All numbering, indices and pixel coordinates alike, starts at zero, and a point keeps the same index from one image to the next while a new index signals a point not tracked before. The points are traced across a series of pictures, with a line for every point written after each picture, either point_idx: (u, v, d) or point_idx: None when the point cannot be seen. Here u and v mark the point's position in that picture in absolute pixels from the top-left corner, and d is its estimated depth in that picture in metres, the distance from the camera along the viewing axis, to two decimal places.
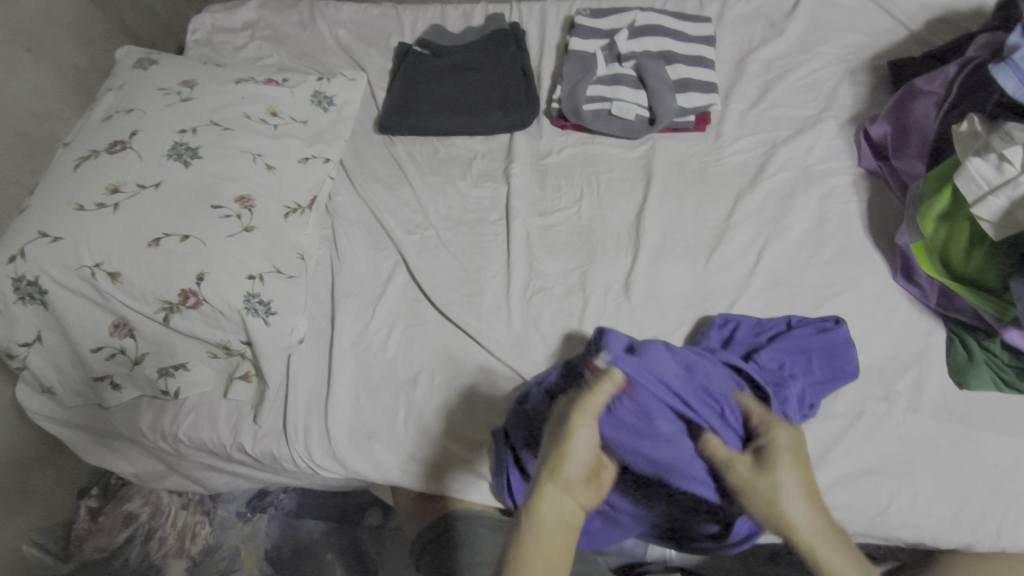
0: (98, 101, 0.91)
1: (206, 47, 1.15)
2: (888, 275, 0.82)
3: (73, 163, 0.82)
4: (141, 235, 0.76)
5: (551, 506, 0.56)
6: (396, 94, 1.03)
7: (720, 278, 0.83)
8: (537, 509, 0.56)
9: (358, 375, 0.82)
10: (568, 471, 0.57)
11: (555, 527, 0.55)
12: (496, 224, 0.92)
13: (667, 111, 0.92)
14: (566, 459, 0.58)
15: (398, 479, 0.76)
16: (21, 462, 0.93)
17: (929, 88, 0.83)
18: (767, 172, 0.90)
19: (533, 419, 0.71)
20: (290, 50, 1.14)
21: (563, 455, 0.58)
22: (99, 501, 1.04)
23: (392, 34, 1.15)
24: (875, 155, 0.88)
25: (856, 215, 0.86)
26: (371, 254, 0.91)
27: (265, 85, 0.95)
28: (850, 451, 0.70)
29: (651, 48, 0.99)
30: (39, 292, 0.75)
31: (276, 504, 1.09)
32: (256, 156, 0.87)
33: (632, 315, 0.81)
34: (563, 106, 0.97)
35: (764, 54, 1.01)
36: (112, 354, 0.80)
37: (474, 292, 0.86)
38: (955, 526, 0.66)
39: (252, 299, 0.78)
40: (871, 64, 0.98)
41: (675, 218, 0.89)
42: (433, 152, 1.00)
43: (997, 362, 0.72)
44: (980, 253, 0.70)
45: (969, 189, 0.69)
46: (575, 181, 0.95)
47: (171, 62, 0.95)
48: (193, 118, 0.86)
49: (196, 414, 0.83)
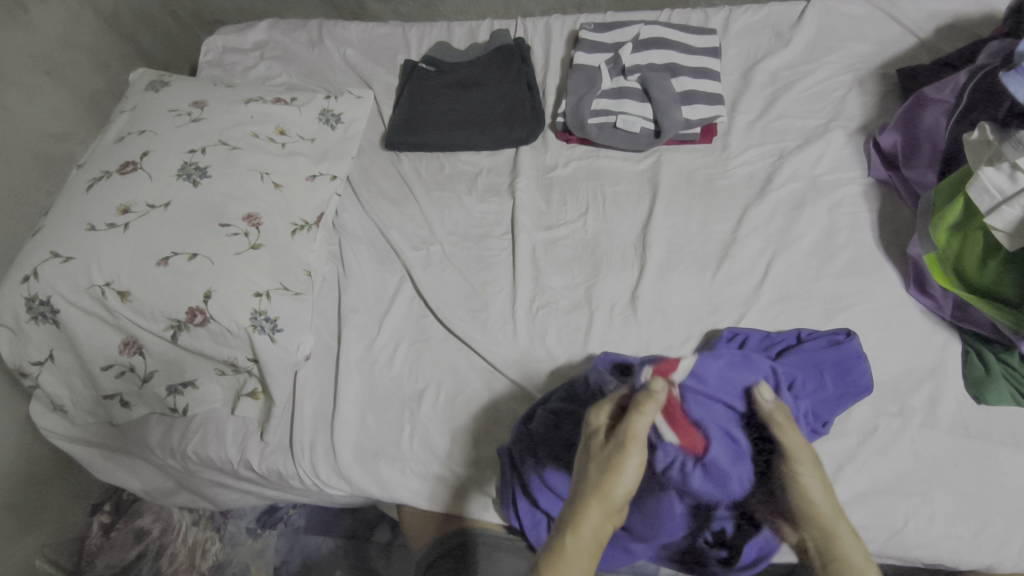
0: (112, 123, 0.93)
1: (219, 68, 1.18)
2: (900, 287, 0.80)
3: (85, 183, 0.83)
4: (150, 254, 0.77)
5: (595, 530, 0.53)
6: (402, 111, 1.04)
7: (728, 291, 0.82)
8: (582, 534, 0.53)
9: (365, 392, 0.82)
10: (615, 497, 0.54)
11: (594, 552, 0.53)
12: (501, 238, 0.92)
13: (673, 124, 0.92)
14: (618, 485, 0.53)
15: (404, 497, 0.76)
16: (35, 479, 0.94)
17: (939, 97, 0.82)
18: (774, 183, 0.89)
19: (535, 441, 0.70)
20: (299, 69, 1.16)
21: (614, 480, 0.53)
22: (111, 517, 1.05)
23: (399, 52, 1.16)
24: (885, 164, 0.87)
25: (867, 225, 0.85)
26: (377, 270, 0.91)
27: (273, 104, 0.97)
28: (863, 469, 0.68)
29: (655, 61, 0.99)
30: (51, 312, 0.77)
31: (286, 520, 1.07)
32: (264, 175, 0.88)
33: (638, 330, 0.81)
34: (568, 120, 0.97)
35: (770, 65, 1.01)
36: (121, 372, 0.81)
37: (480, 307, 0.86)
38: (975, 547, 0.64)
39: (259, 316, 0.78)
40: (880, 73, 0.97)
41: (681, 230, 0.89)
42: (439, 167, 1.01)
43: (1014, 375, 0.70)
44: (995, 265, 0.69)
45: (982, 199, 0.67)
46: (581, 195, 0.94)
47: (182, 83, 0.97)
48: (203, 138, 0.87)
49: (204, 431, 0.84)
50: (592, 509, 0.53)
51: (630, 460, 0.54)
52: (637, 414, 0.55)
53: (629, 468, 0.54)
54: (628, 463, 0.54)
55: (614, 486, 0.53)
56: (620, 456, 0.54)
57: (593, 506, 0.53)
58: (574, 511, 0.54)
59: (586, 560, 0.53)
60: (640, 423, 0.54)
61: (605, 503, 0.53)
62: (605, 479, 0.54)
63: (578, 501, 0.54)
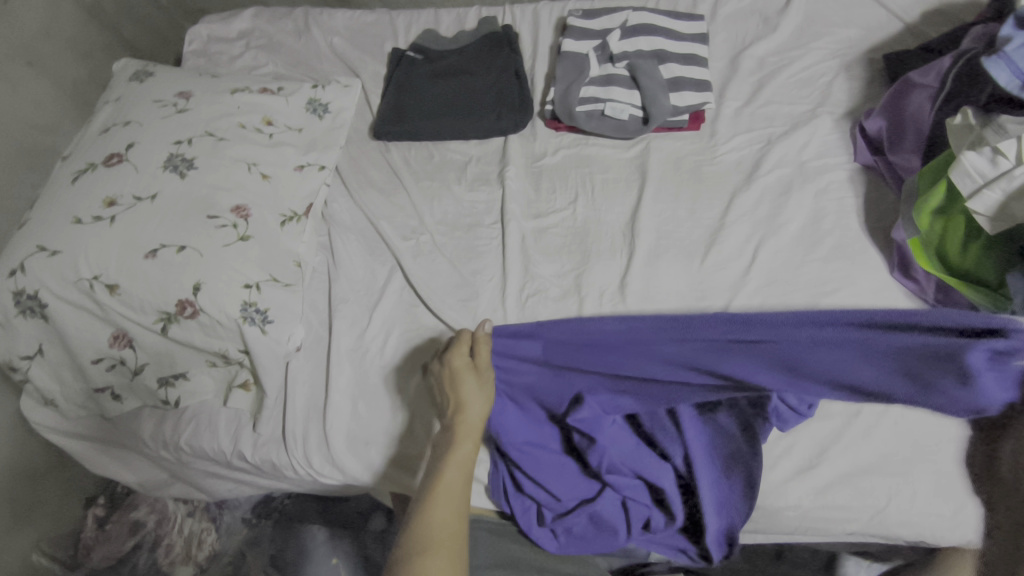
0: (96, 114, 0.92)
1: (204, 57, 1.17)
2: (885, 271, 0.81)
3: (71, 176, 0.83)
4: (138, 247, 0.76)
5: None
6: (390, 101, 1.04)
7: (716, 277, 0.83)
8: None
9: (356, 382, 0.82)
10: None
11: None
12: (491, 227, 0.92)
13: (661, 110, 0.92)
14: None
15: (398, 485, 0.77)
16: (28, 473, 0.94)
17: (924, 82, 0.83)
18: (762, 170, 0.90)
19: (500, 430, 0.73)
20: (286, 58, 1.15)
21: None
22: (105, 509, 1.06)
23: (386, 40, 1.15)
24: (871, 149, 0.88)
25: (852, 211, 0.86)
26: (367, 261, 0.91)
27: (260, 94, 0.96)
28: (847, 450, 0.69)
29: (643, 47, 0.99)
30: (39, 306, 0.76)
31: (281, 509, 1.07)
32: (251, 166, 0.87)
33: (627, 316, 0.81)
34: (556, 108, 0.97)
35: (758, 51, 1.01)
36: (112, 365, 0.81)
37: (470, 295, 0.86)
38: (955, 525, 0.65)
39: (249, 308, 0.78)
40: (867, 58, 0.97)
41: (670, 217, 0.89)
42: (428, 156, 1.01)
43: None
44: (976, 248, 0.70)
45: (964, 183, 0.68)
46: (570, 183, 0.94)
47: (167, 73, 0.96)
48: (189, 129, 0.87)
49: (196, 423, 0.84)
50: None
51: (472, 400, 0.66)
52: None
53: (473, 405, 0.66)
54: (477, 399, 0.66)
55: (466, 417, 0.65)
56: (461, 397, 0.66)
57: (459, 443, 0.63)
58: (439, 459, 0.63)
59: (455, 500, 0.60)
60: None
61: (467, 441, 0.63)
62: (459, 420, 0.65)
63: (446, 447, 0.63)
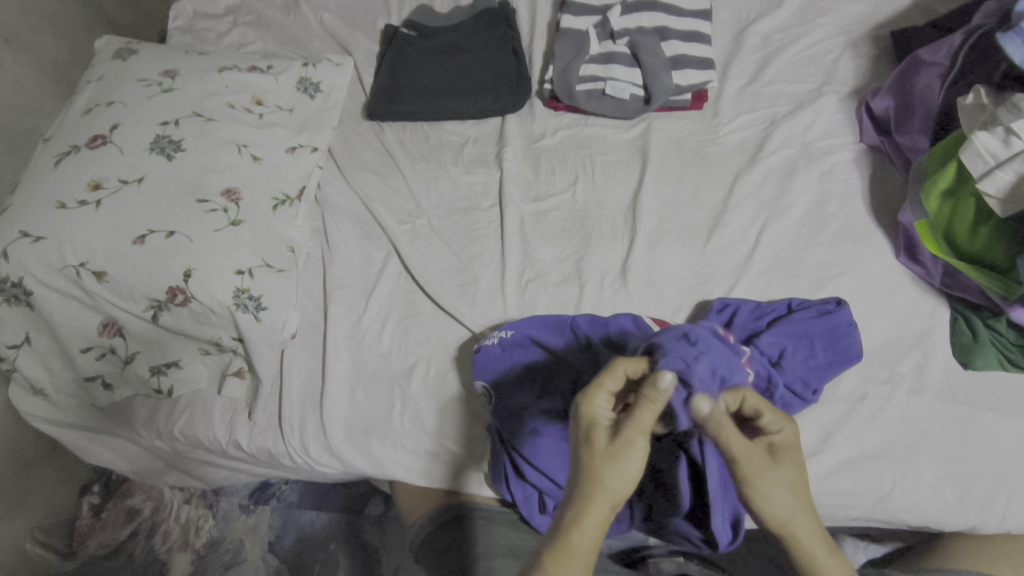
0: (77, 94, 0.88)
1: (189, 34, 1.12)
2: (890, 255, 0.80)
3: (53, 159, 0.79)
4: (126, 233, 0.74)
5: (593, 525, 0.49)
6: (383, 79, 1.01)
7: (720, 261, 0.82)
8: (581, 531, 0.49)
9: (354, 369, 0.81)
10: (615, 488, 0.50)
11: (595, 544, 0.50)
12: (489, 211, 0.90)
13: (663, 90, 0.90)
14: (620, 476, 0.49)
15: (397, 473, 0.76)
16: (20, 462, 0.91)
17: (934, 60, 0.80)
18: (766, 150, 0.88)
19: (505, 415, 0.71)
20: (274, 35, 1.11)
21: (619, 471, 0.49)
22: (101, 498, 1.03)
23: (379, 17, 1.11)
24: (877, 129, 0.86)
25: (857, 192, 0.84)
26: (363, 245, 0.89)
27: (249, 72, 0.92)
28: (852, 436, 0.69)
29: (645, 24, 0.96)
30: (25, 294, 0.74)
31: (278, 496, 1.08)
32: (242, 148, 0.84)
33: (630, 301, 0.80)
34: (555, 87, 0.94)
35: (762, 28, 0.98)
36: (102, 354, 0.79)
37: (468, 280, 0.85)
38: (959, 509, 0.65)
39: (242, 295, 0.76)
40: (873, 35, 0.95)
41: (672, 200, 0.87)
42: (424, 137, 0.98)
43: (1002, 341, 0.71)
44: (986, 230, 0.69)
45: (975, 164, 0.66)
46: (570, 165, 0.92)
47: (151, 51, 0.92)
48: (176, 109, 0.84)
49: (190, 411, 0.83)
50: (598, 506, 0.49)
51: (632, 454, 0.50)
52: (642, 406, 0.51)
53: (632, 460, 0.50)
54: (625, 458, 0.49)
55: (599, 479, 0.50)
56: (622, 450, 0.50)
57: (593, 509, 0.49)
58: (568, 517, 0.50)
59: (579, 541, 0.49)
60: (640, 416, 0.51)
61: (600, 498, 0.49)
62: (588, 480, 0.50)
63: (580, 501, 0.50)
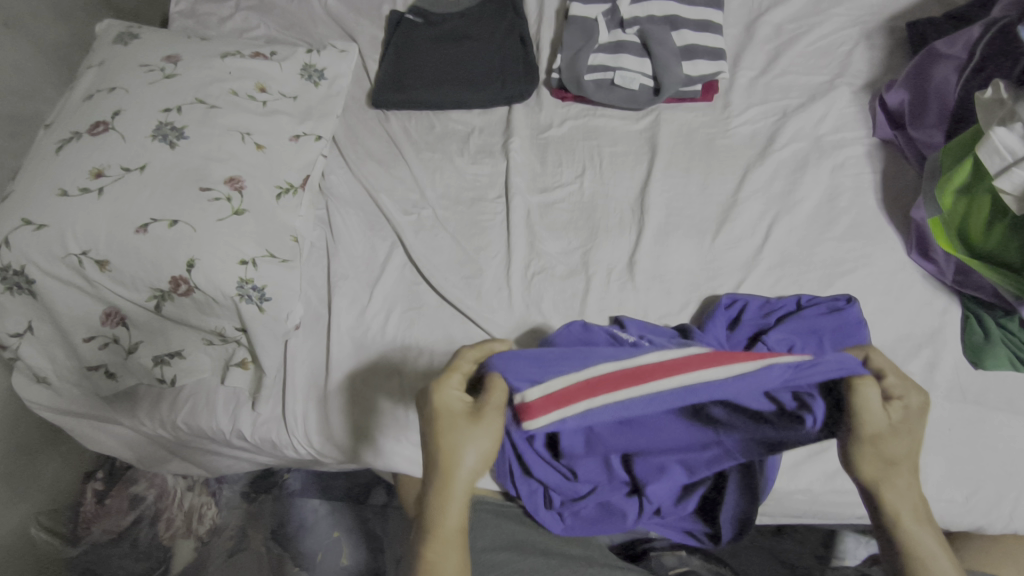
0: (79, 79, 0.87)
1: (191, 18, 1.10)
2: (902, 251, 0.79)
3: (54, 145, 0.78)
4: (128, 221, 0.73)
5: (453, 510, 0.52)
6: (389, 67, 0.99)
7: (728, 255, 0.81)
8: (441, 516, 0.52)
9: (358, 361, 0.80)
10: (461, 470, 0.52)
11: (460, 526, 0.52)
12: (495, 202, 0.89)
13: (673, 80, 0.89)
14: (460, 460, 0.52)
15: (400, 466, 0.76)
16: (25, 448, 0.91)
17: (951, 52, 0.79)
18: (777, 144, 0.87)
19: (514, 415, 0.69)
20: (278, 20, 1.09)
21: (456, 456, 0.52)
22: (105, 484, 1.03)
23: (384, 2, 1.09)
24: (891, 123, 0.85)
25: (870, 187, 0.83)
26: (367, 236, 0.88)
27: (252, 58, 0.91)
28: None
29: (655, 12, 0.94)
30: (27, 282, 0.74)
31: (281, 484, 1.10)
32: (245, 135, 0.83)
33: (636, 295, 0.79)
34: (563, 76, 0.93)
35: (775, 17, 0.97)
36: (105, 343, 0.78)
37: (474, 273, 0.84)
38: (966, 509, 0.65)
39: (246, 285, 0.75)
40: (889, 27, 0.93)
41: (681, 193, 0.86)
42: (430, 126, 0.97)
43: (1013, 340, 0.71)
44: (1001, 228, 0.68)
45: (992, 160, 0.65)
46: (577, 156, 0.91)
47: (154, 36, 0.91)
48: (179, 96, 0.82)
49: (194, 401, 0.83)
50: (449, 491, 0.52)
51: (473, 440, 0.52)
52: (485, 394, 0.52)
53: (468, 447, 0.52)
54: (475, 439, 0.52)
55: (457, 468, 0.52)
56: (461, 437, 0.52)
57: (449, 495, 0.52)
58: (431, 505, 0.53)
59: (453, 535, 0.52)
60: (489, 399, 0.52)
61: (456, 485, 0.52)
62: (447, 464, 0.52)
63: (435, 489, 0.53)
